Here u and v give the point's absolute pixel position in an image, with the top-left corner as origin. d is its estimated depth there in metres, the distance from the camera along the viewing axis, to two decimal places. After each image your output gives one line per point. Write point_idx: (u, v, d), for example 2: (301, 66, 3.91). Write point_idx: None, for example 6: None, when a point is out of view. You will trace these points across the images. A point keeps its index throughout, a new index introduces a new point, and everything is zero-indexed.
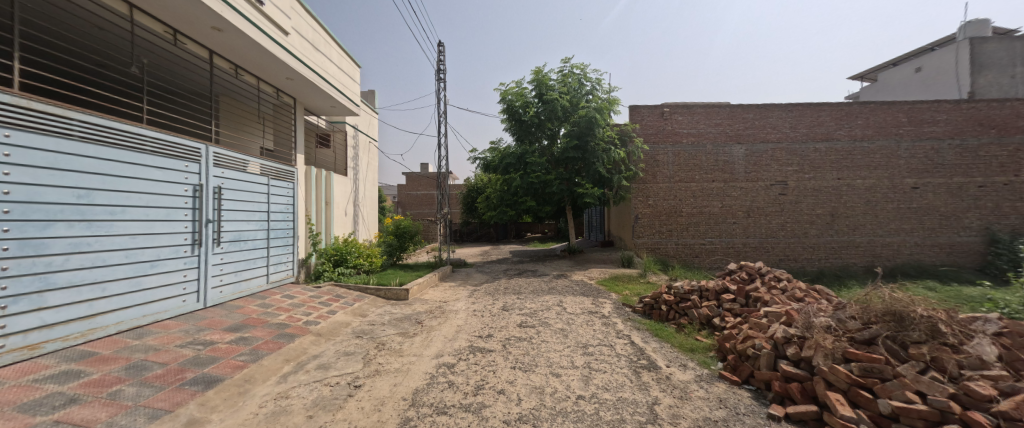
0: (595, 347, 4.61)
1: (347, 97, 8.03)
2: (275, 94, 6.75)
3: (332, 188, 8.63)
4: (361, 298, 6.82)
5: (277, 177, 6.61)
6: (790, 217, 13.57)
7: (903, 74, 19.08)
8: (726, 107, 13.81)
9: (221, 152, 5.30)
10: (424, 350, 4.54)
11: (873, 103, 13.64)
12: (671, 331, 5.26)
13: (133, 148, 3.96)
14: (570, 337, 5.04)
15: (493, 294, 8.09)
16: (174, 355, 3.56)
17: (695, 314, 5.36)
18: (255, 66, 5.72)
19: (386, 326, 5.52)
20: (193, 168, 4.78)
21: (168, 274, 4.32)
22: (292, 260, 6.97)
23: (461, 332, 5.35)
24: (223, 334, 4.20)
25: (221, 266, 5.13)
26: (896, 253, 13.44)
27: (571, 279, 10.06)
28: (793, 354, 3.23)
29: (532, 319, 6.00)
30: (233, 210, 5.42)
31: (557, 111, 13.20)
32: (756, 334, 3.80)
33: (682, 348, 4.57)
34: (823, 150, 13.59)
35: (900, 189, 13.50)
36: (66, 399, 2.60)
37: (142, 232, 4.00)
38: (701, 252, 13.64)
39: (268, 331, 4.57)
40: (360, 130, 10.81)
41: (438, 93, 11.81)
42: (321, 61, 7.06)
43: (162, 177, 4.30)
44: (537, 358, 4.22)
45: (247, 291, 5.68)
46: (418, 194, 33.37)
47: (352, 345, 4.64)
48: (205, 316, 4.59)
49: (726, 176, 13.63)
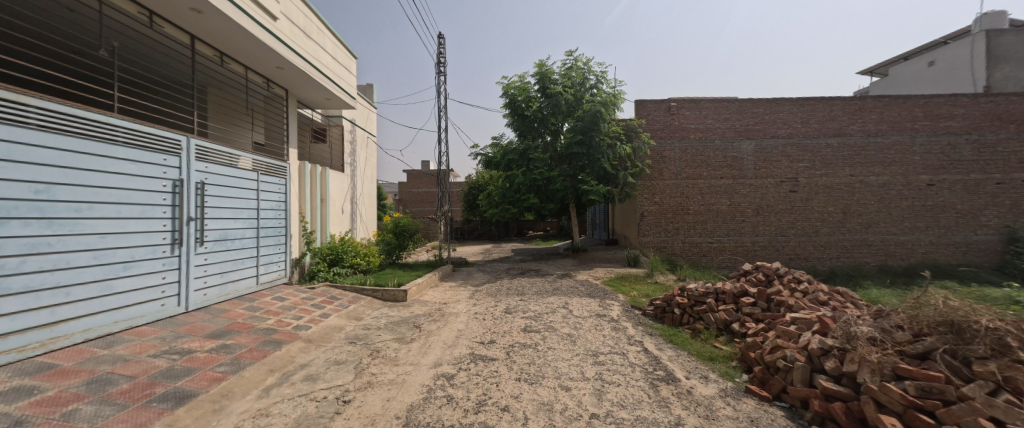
0: (606, 355, 4.26)
1: (341, 89, 7.65)
2: (266, 85, 6.38)
3: (327, 185, 8.26)
4: (357, 300, 6.49)
5: (267, 173, 6.28)
6: (801, 215, 13.19)
7: (915, 68, 18.53)
8: (735, 101, 13.39)
9: (204, 145, 4.94)
10: (421, 359, 4.20)
11: (887, 97, 13.18)
12: (686, 337, 4.91)
13: (102, 139, 3.60)
14: (578, 344, 4.68)
15: (495, 296, 7.74)
16: (145, 367, 3.22)
17: (712, 318, 5.02)
18: (240, 53, 5.32)
19: (381, 331, 5.18)
20: (172, 162, 4.41)
21: (145, 276, 3.98)
22: (284, 260, 6.63)
23: (461, 337, 5.01)
24: (203, 342, 3.87)
25: (205, 268, 4.79)
26: (910, 252, 13.03)
27: (575, 279, 9.69)
28: (833, 368, 2.90)
29: (537, 323, 5.65)
30: (218, 207, 5.06)
31: (561, 105, 12.84)
32: (786, 343, 3.47)
33: (700, 357, 4.22)
34: (835, 145, 13.17)
35: (915, 186, 13.07)
36: (9, 422, 2.26)
37: (113, 231, 3.66)
38: (708, 251, 13.27)
39: (254, 338, 4.24)
40: (357, 124, 10.40)
41: (439, 86, 11.45)
42: (312, 49, 6.66)
43: (137, 171, 3.94)
44: (544, 369, 3.87)
45: (234, 293, 5.35)
46: (420, 192, 33.11)
47: (344, 353, 4.30)
48: (186, 321, 4.26)
49: (734, 173, 13.23)
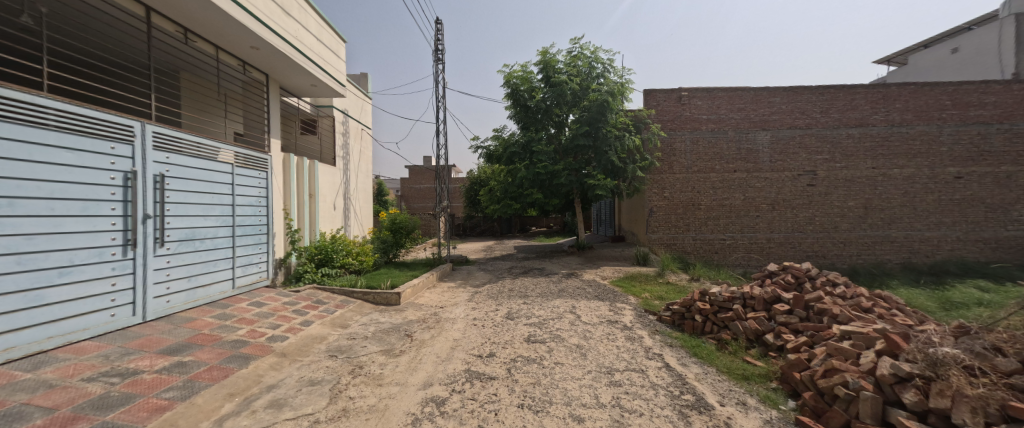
0: (623, 373, 3.68)
1: (328, 74, 7.06)
2: (242, 68, 5.79)
3: (315, 178, 7.67)
4: (346, 304, 5.96)
5: (244, 165, 5.75)
6: (820, 210, 12.49)
7: (936, 55, 17.64)
8: (750, 89, 12.64)
9: (165, 131, 4.36)
10: (410, 377, 3.64)
11: (913, 85, 12.36)
12: (712, 350, 4.30)
13: (26, 121, 3.01)
14: (590, 358, 4.10)
15: (496, 298, 7.18)
16: (72, 396, 2.67)
17: (740, 327, 4.43)
18: (207, 29, 4.73)
19: (368, 342, 4.63)
20: (123, 151, 3.83)
21: (88, 283, 3.43)
22: (265, 261, 6.10)
23: (457, 349, 4.45)
24: (154, 359, 3.33)
25: (167, 271, 4.27)
26: (935, 248, 12.30)
27: (582, 279, 9.11)
28: (917, 404, 2.31)
29: (542, 331, 5.07)
30: (181, 203, 4.51)
31: (567, 95, 12.17)
32: (842, 365, 2.88)
33: (731, 375, 3.63)
34: (857, 136, 12.44)
35: (942, 179, 12.31)
36: None
37: (44, 231, 3.10)
38: (721, 249, 12.61)
39: (217, 353, 3.68)
40: (350, 115, 9.80)
41: (438, 75, 10.86)
42: (294, 28, 6.05)
43: (76, 161, 3.37)
44: (551, 392, 3.30)
45: (205, 298, 4.83)
46: (422, 188, 32.57)
47: (322, 370, 3.75)
48: (141, 333, 3.72)
49: (749, 166, 12.55)
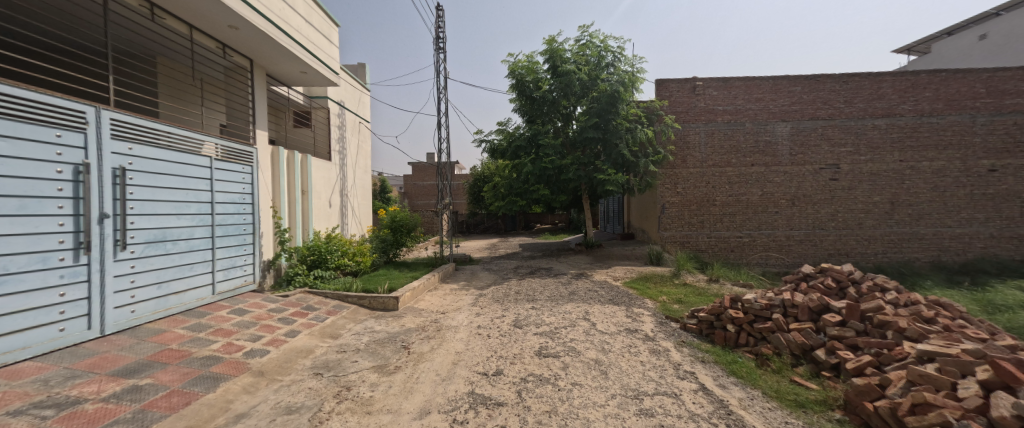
0: (653, 398, 3.13)
1: (318, 60, 6.54)
2: (222, 51, 5.28)
3: (308, 174, 7.17)
4: (339, 311, 5.46)
5: (226, 159, 5.26)
6: (843, 206, 11.80)
7: (962, 43, 16.73)
8: (769, 78, 11.93)
9: (127, 118, 3.85)
10: (404, 402, 3.12)
11: (945, 72, 11.54)
12: (751, 367, 3.74)
13: None
14: (612, 377, 3.56)
15: (502, 302, 6.64)
16: None
17: (783, 341, 3.88)
18: (178, 5, 4.22)
19: (360, 355, 4.12)
20: (73, 139, 3.31)
21: (27, 295, 2.91)
22: (250, 264, 5.63)
23: (459, 365, 3.94)
24: (104, 384, 2.82)
25: (131, 279, 3.80)
26: (967, 246, 11.58)
27: (593, 280, 8.55)
28: None
29: (555, 342, 4.54)
30: (146, 200, 4.02)
31: (574, 85, 11.53)
32: (939, 399, 2.31)
33: (782, 400, 3.07)
34: (883, 127, 11.70)
35: (974, 172, 11.55)
36: None
37: None
38: (737, 247, 11.97)
39: (182, 374, 3.17)
40: (346, 107, 9.27)
41: (439, 64, 10.34)
42: (280, 8, 5.52)
43: (13, 151, 2.84)
44: (570, 423, 2.76)
45: (180, 307, 4.38)
46: (425, 185, 32.17)
47: (303, 393, 3.24)
48: (95, 351, 3.22)
49: (767, 160, 11.87)
